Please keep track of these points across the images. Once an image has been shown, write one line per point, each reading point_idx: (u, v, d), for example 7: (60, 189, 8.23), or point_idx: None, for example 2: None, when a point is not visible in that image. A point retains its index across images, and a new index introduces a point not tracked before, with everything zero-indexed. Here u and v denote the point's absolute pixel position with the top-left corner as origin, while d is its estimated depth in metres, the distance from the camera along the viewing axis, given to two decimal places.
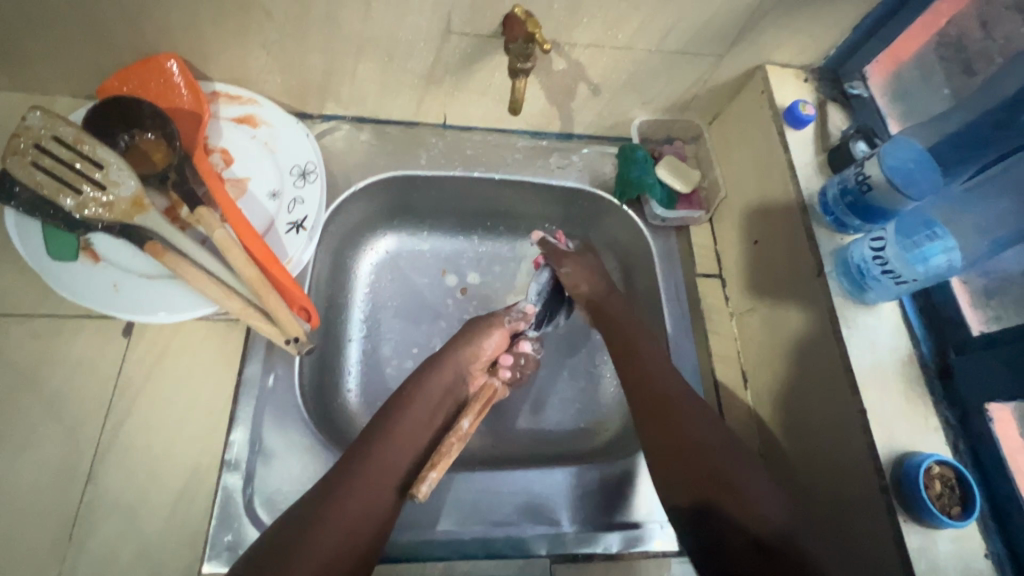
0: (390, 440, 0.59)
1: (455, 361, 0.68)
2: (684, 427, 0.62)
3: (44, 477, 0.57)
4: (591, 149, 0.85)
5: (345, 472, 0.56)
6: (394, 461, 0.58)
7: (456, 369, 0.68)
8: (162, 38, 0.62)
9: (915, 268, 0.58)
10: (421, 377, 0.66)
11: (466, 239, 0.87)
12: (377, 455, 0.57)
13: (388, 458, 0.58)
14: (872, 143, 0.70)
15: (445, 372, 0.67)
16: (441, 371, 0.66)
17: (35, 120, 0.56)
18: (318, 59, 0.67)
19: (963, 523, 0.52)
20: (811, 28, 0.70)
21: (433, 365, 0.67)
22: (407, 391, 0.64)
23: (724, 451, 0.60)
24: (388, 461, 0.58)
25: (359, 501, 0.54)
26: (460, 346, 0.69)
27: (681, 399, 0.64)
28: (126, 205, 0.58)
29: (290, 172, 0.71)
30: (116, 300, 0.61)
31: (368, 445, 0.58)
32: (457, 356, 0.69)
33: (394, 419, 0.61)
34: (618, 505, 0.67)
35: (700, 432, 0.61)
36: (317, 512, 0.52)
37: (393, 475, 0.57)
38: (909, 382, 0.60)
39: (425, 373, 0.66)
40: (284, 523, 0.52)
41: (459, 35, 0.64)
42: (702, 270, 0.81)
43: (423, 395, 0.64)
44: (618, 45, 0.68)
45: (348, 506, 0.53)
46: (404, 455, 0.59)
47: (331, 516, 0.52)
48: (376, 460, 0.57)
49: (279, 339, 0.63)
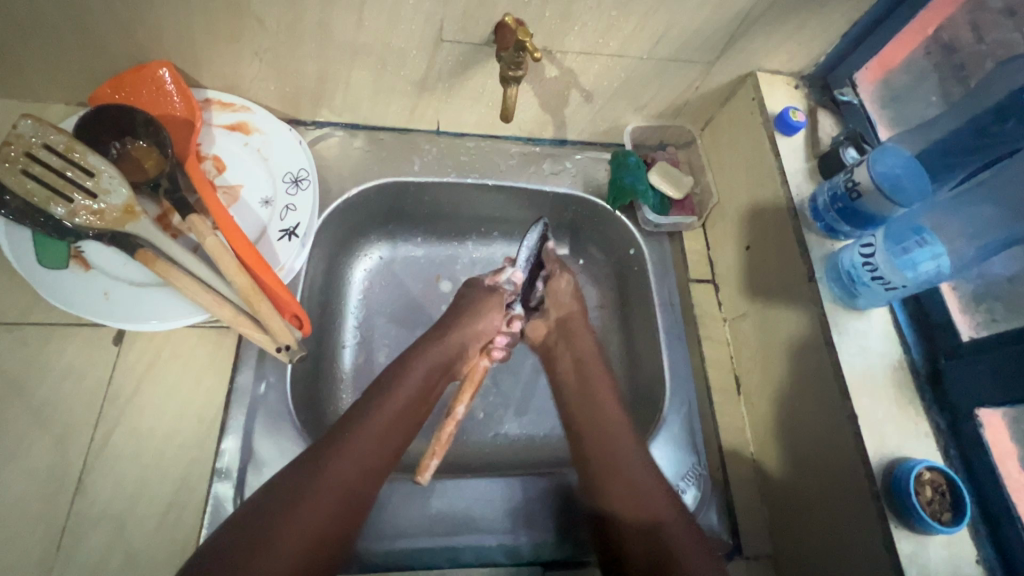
0: (386, 409, 0.59)
1: (457, 334, 0.68)
2: (610, 441, 0.62)
3: (33, 486, 0.57)
4: (584, 155, 0.85)
5: (338, 439, 0.56)
6: (393, 429, 0.59)
7: (460, 343, 0.68)
8: (154, 46, 0.62)
9: (905, 275, 0.57)
10: (420, 349, 0.67)
11: (460, 245, 0.87)
12: (373, 422, 0.58)
13: (386, 427, 0.58)
14: (861, 149, 0.70)
15: (445, 347, 0.67)
16: (443, 345, 0.67)
17: (26, 128, 0.56)
18: (310, 66, 0.67)
19: (953, 529, 0.53)
20: (800, 36, 0.71)
21: (433, 339, 0.68)
22: (405, 361, 0.65)
23: (641, 475, 0.60)
24: (384, 429, 0.58)
25: (352, 468, 0.54)
26: (463, 322, 0.70)
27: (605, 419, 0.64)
28: (117, 213, 0.58)
29: (282, 180, 0.71)
30: (107, 307, 0.60)
31: (362, 414, 0.58)
32: (457, 331, 0.69)
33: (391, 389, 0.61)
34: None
35: (620, 450, 0.62)
36: (307, 480, 0.52)
37: (390, 443, 0.58)
38: (899, 387, 0.60)
39: (425, 345, 0.67)
40: (271, 491, 0.52)
41: (451, 43, 0.64)
42: (695, 276, 0.81)
43: (421, 367, 0.64)
44: (610, 52, 0.68)
45: (338, 473, 0.53)
46: (399, 424, 0.59)
47: (321, 484, 0.52)
48: (372, 428, 0.57)
49: (270, 347, 0.62)
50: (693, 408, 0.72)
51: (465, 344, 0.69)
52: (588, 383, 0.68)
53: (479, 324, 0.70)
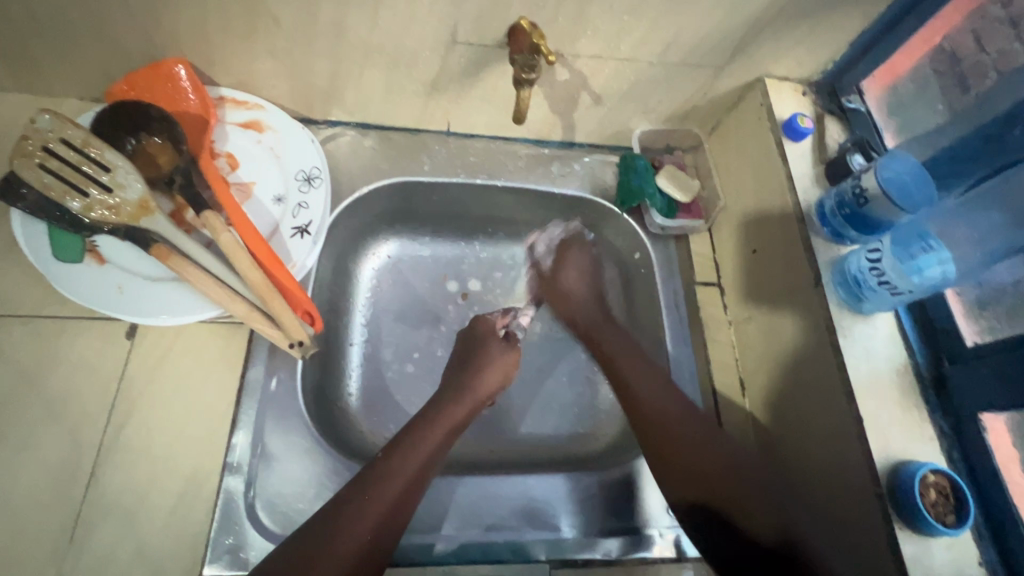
0: (403, 468, 0.58)
1: (469, 393, 0.69)
2: (688, 437, 0.61)
3: (45, 477, 0.57)
4: (592, 156, 0.86)
5: (356, 497, 0.55)
6: (412, 487, 0.58)
7: (478, 398, 0.69)
8: (170, 43, 0.63)
9: (911, 280, 0.58)
10: (437, 406, 0.67)
11: (467, 245, 0.88)
12: (390, 484, 0.57)
13: (403, 489, 0.57)
14: (868, 155, 0.72)
15: (463, 401, 0.68)
16: (461, 399, 0.68)
17: (44, 123, 0.56)
18: (325, 66, 0.67)
19: (956, 530, 0.53)
20: (808, 42, 0.72)
21: (448, 399, 0.68)
22: (423, 418, 0.65)
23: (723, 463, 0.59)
24: (402, 489, 0.57)
25: (366, 530, 0.53)
26: (480, 374, 0.70)
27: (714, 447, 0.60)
28: (131, 208, 0.58)
29: (294, 177, 0.71)
30: (120, 302, 0.61)
31: (381, 469, 0.57)
32: (475, 382, 0.70)
33: (405, 445, 0.60)
34: (621, 507, 0.68)
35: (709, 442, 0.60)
36: (324, 543, 0.51)
37: (411, 500, 0.57)
38: (904, 392, 0.61)
39: (441, 402, 0.67)
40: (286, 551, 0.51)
41: (465, 45, 0.65)
42: (701, 279, 0.82)
43: (446, 420, 0.65)
44: (621, 56, 0.69)
45: (353, 531, 0.53)
46: (418, 478, 0.59)
47: (339, 548, 0.51)
48: (390, 489, 0.56)
49: (283, 343, 0.64)
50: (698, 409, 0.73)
51: (485, 393, 0.70)
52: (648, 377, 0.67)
53: (493, 376, 0.71)
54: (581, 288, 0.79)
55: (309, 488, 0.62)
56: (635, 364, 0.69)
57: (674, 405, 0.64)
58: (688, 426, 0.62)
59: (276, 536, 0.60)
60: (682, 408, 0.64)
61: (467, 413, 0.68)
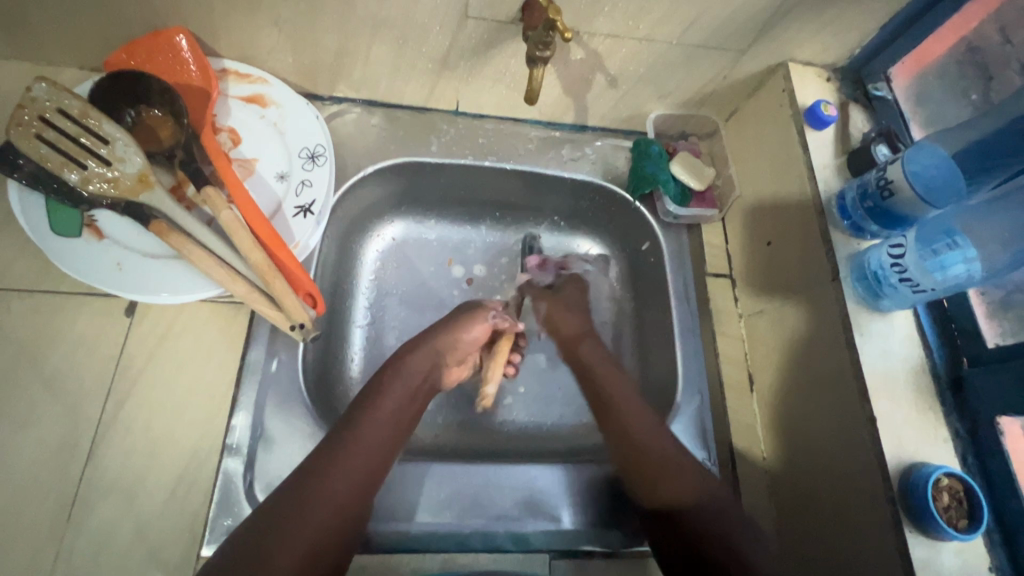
0: (367, 428, 0.56)
1: (434, 344, 0.65)
2: (628, 416, 0.64)
3: (45, 454, 0.57)
4: (604, 141, 0.83)
5: (321, 463, 0.53)
6: (382, 445, 0.57)
7: (443, 350, 0.65)
8: (171, 11, 0.61)
9: (934, 278, 0.56)
10: (398, 361, 0.63)
11: (474, 228, 0.86)
12: (355, 446, 0.55)
13: (369, 450, 0.55)
14: (894, 146, 0.68)
15: (426, 350, 0.64)
16: (417, 356, 0.64)
17: (40, 91, 0.54)
18: (330, 39, 0.65)
19: (968, 536, 0.52)
20: (836, 26, 0.68)
21: (411, 350, 0.64)
22: (383, 376, 0.62)
23: (663, 447, 0.62)
24: (368, 451, 0.55)
25: (340, 489, 0.52)
26: (446, 326, 0.66)
27: (656, 435, 0.63)
28: (131, 181, 0.56)
29: (298, 155, 0.69)
30: (119, 278, 0.59)
31: (347, 429, 0.56)
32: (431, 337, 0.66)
33: (362, 416, 0.58)
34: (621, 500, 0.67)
35: (643, 419, 0.64)
36: (297, 507, 0.49)
37: (377, 463, 0.56)
38: (920, 392, 0.59)
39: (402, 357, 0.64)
40: (239, 537, 0.47)
41: (476, 20, 0.62)
42: (713, 270, 0.80)
43: (410, 373, 0.63)
44: (639, 35, 0.66)
45: (328, 493, 0.51)
46: (379, 452, 0.56)
47: (311, 510, 0.50)
48: (359, 446, 0.55)
49: (283, 324, 0.62)
50: (705, 400, 0.72)
51: (454, 345, 0.66)
52: (608, 366, 0.70)
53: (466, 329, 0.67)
54: (582, 308, 0.77)
55: None
56: (658, 446, 0.61)
57: (619, 381, 0.68)
58: (637, 421, 0.64)
59: None
60: (639, 411, 0.65)
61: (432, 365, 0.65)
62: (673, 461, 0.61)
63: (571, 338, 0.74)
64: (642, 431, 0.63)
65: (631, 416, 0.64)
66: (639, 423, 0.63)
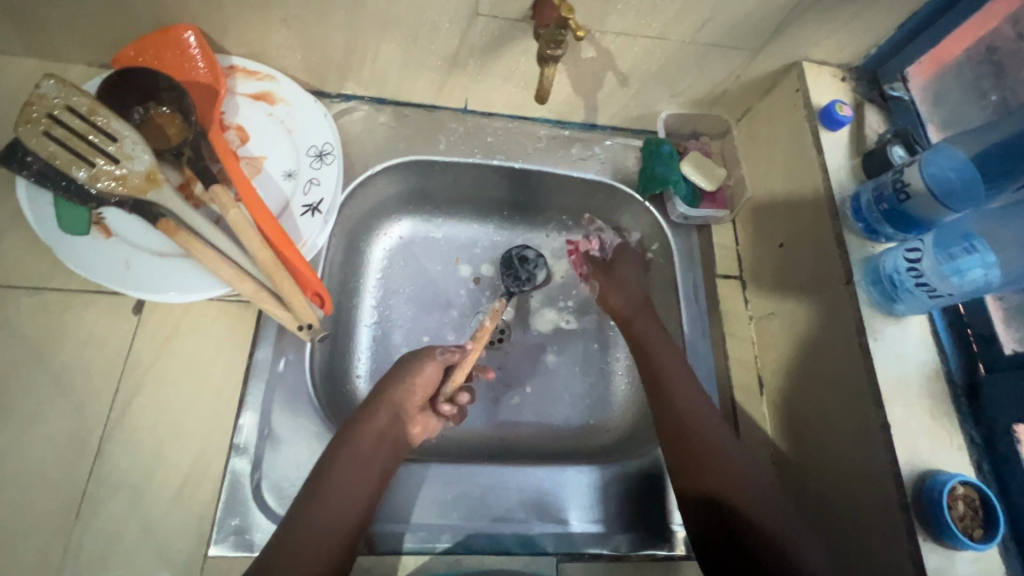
0: (319, 506, 0.54)
1: (387, 405, 0.61)
2: (674, 385, 0.64)
3: (52, 452, 0.57)
4: (614, 141, 0.83)
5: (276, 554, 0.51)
6: (339, 522, 0.54)
7: (394, 408, 0.61)
8: (180, 8, 0.60)
9: (951, 282, 0.55)
10: (351, 427, 0.60)
11: (482, 227, 0.85)
12: (308, 528, 0.53)
13: (323, 529, 0.53)
14: (911, 149, 0.67)
15: (378, 412, 0.60)
16: (375, 415, 0.60)
17: (49, 88, 0.54)
18: (339, 36, 0.64)
19: (984, 546, 0.51)
20: (852, 25, 0.67)
21: (363, 414, 0.61)
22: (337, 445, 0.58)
23: (705, 421, 0.62)
24: (322, 532, 0.53)
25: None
26: (396, 383, 0.62)
27: (698, 409, 0.63)
28: (139, 179, 0.56)
29: (306, 153, 0.69)
30: (127, 276, 0.59)
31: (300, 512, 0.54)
32: (388, 393, 0.62)
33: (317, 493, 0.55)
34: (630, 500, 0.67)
35: (687, 395, 0.63)
36: None
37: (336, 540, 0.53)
38: (935, 398, 0.58)
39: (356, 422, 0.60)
40: None
41: (487, 17, 0.61)
42: (723, 271, 0.79)
43: (363, 439, 0.59)
44: (651, 35, 0.65)
45: None
46: (340, 525, 0.54)
47: None
48: (314, 528, 0.53)
49: (292, 324, 0.62)
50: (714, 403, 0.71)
51: (405, 401, 0.62)
52: (660, 341, 0.69)
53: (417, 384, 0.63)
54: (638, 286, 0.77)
55: None
56: (704, 423, 0.61)
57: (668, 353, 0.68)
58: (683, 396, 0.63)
59: None
60: (685, 385, 0.64)
61: (389, 423, 0.61)
62: (709, 438, 0.61)
63: (626, 316, 0.74)
64: (686, 403, 0.63)
65: (674, 389, 0.64)
66: (683, 394, 0.63)
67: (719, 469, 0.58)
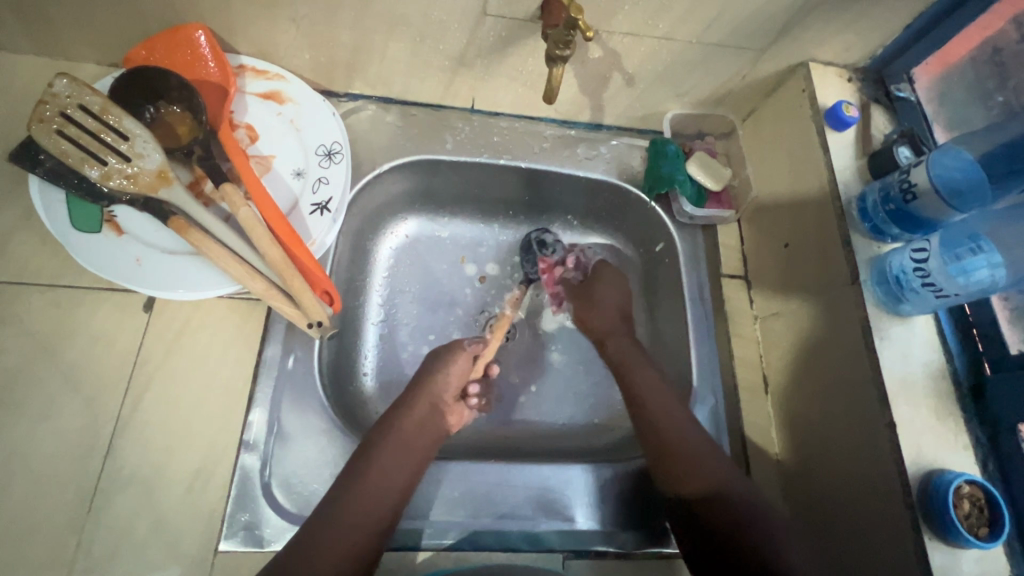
0: (361, 486, 0.56)
1: (427, 394, 0.65)
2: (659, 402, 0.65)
3: (64, 448, 0.57)
4: (620, 140, 0.83)
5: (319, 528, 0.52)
6: (380, 502, 0.56)
7: (434, 398, 0.65)
8: (190, 8, 0.61)
9: (957, 282, 0.55)
10: (392, 416, 0.63)
11: (487, 227, 0.86)
12: (349, 505, 0.54)
13: (364, 508, 0.54)
14: (917, 149, 0.67)
15: (420, 401, 0.64)
16: (416, 405, 0.64)
17: (61, 87, 0.54)
18: (347, 35, 0.65)
19: (989, 544, 0.52)
20: (858, 26, 0.67)
21: (403, 403, 0.64)
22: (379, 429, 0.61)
23: (692, 435, 0.62)
24: (364, 509, 0.54)
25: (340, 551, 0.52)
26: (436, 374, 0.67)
27: (683, 424, 0.63)
28: (150, 177, 0.56)
29: (315, 152, 0.69)
30: (137, 273, 0.60)
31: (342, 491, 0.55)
32: (427, 383, 0.66)
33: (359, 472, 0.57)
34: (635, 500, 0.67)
35: (671, 409, 0.64)
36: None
37: (375, 519, 0.55)
38: (940, 398, 0.58)
39: (397, 410, 0.63)
40: None
41: (495, 17, 0.62)
42: (728, 271, 0.79)
43: (404, 424, 0.62)
44: (657, 35, 0.66)
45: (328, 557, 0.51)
46: (380, 503, 0.56)
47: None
48: (357, 505, 0.54)
49: (302, 322, 0.62)
50: (719, 402, 0.72)
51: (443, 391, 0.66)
52: (637, 359, 0.71)
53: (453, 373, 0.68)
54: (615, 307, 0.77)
55: (327, 468, 0.62)
56: (686, 435, 0.62)
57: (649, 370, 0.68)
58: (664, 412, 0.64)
59: (295, 517, 0.59)
60: (668, 402, 0.65)
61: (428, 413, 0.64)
62: (699, 452, 0.61)
63: (602, 334, 0.75)
64: (666, 419, 0.63)
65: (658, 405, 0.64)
66: (665, 411, 0.64)
67: (708, 481, 0.59)
